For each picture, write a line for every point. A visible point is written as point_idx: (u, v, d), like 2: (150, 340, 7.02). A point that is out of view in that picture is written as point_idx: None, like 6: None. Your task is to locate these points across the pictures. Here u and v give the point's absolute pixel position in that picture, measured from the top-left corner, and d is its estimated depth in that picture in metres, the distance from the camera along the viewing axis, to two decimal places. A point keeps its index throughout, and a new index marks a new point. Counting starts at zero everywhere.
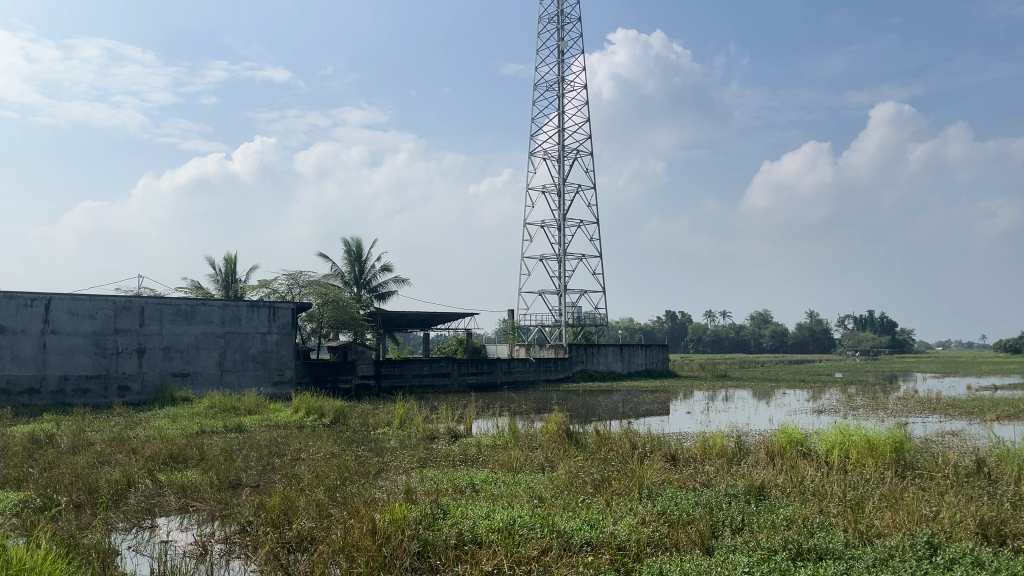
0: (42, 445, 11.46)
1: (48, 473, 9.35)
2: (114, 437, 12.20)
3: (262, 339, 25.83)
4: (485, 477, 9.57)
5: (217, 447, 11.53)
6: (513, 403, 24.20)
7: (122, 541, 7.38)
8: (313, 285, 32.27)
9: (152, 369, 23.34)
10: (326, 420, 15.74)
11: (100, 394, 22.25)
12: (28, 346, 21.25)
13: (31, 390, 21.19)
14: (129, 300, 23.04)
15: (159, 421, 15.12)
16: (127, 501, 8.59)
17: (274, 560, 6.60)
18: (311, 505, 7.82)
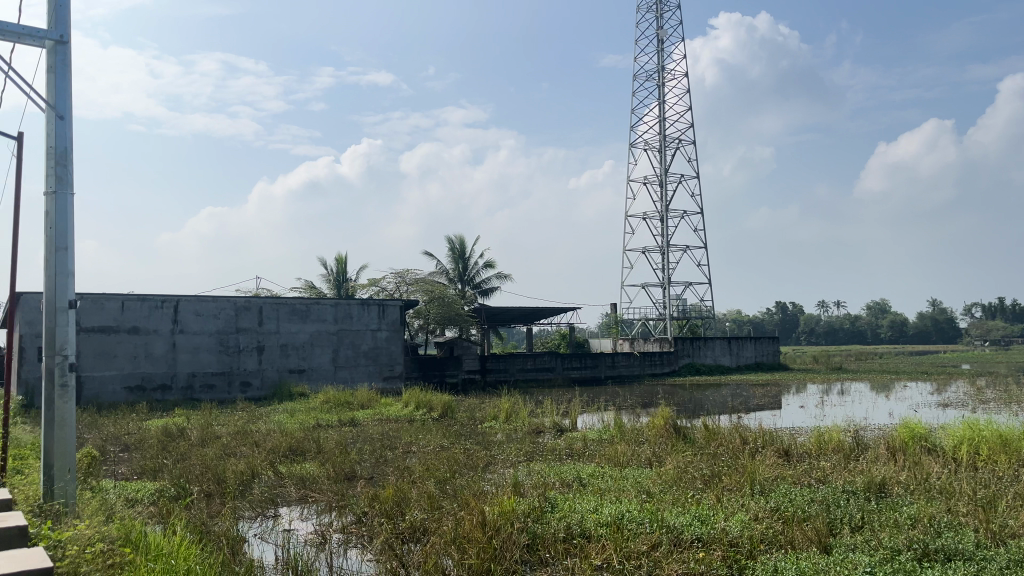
0: (174, 438, 12.22)
1: (180, 464, 9.98)
2: (238, 430, 12.86)
3: (373, 335, 26.70)
4: (592, 471, 9.55)
5: (333, 440, 12.00)
6: (619, 397, 23.99)
7: (249, 529, 7.79)
8: (419, 283, 33.10)
9: (271, 366, 24.51)
10: (435, 413, 16.15)
11: (225, 390, 23.58)
12: (160, 344, 22.65)
13: (163, 386, 22.59)
14: (249, 300, 24.24)
15: (280, 415, 15.87)
16: (252, 491, 9.06)
17: (390, 550, 6.81)
18: (423, 497, 8.04)
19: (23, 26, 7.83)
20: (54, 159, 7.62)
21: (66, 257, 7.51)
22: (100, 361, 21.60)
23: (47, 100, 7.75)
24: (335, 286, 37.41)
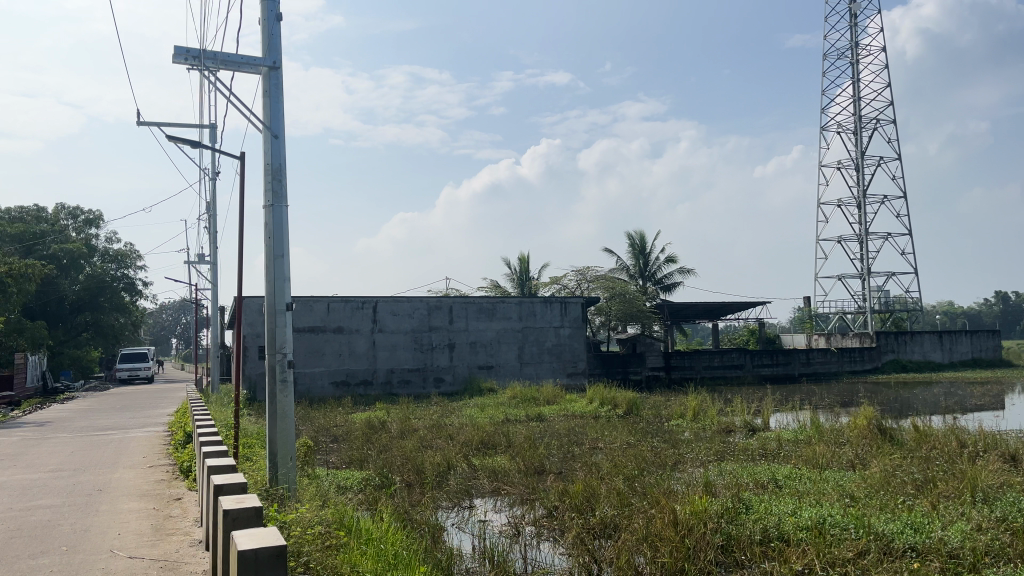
0: (377, 430, 13.06)
1: (383, 455, 10.65)
2: (433, 424, 13.52)
3: (557, 332, 27.08)
4: (788, 473, 9.15)
5: (521, 434, 12.30)
6: (815, 396, 22.72)
7: (447, 518, 8.17)
8: (600, 280, 33.22)
9: (461, 363, 25.54)
10: (620, 410, 16.11)
11: (420, 385, 24.87)
12: (362, 343, 24.27)
13: (366, 381, 24.20)
14: (440, 300, 25.38)
15: (471, 410, 16.50)
16: (448, 482, 9.49)
17: (581, 545, 6.88)
18: (612, 493, 8.07)
19: (242, 56, 8.71)
20: (271, 175, 8.37)
21: (281, 263, 8.23)
22: (310, 358, 23.50)
23: (263, 122, 8.57)
24: (519, 285, 38.29)
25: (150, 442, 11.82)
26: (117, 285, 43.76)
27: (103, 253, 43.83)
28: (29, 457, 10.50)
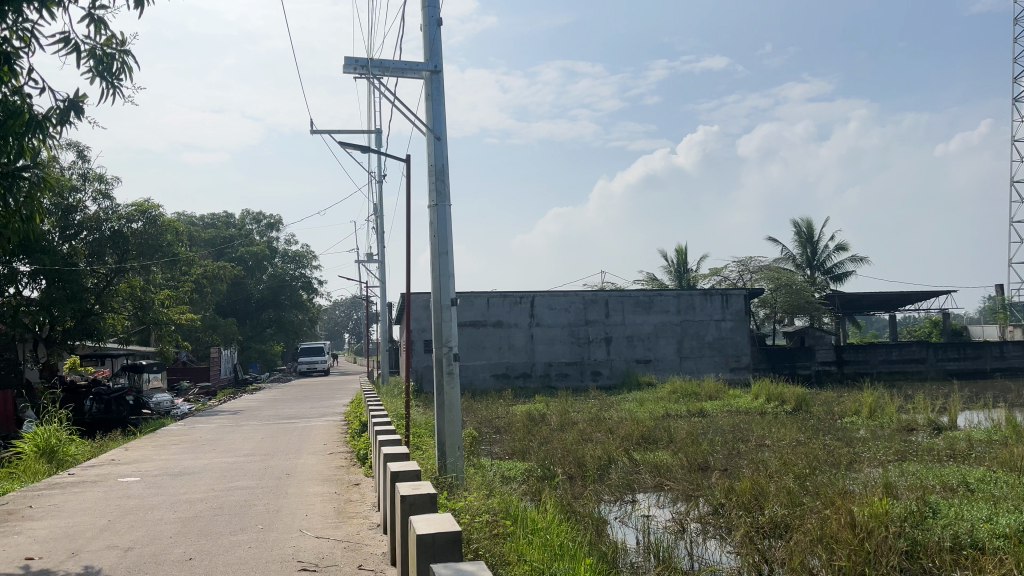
0: (537, 422, 13.26)
1: (544, 447, 10.80)
2: (593, 417, 13.53)
3: (718, 325, 26.32)
4: (982, 476, 8.42)
5: (684, 430, 12.07)
6: (1009, 394, 20.72)
7: (610, 511, 8.15)
8: (763, 271, 32.16)
9: (619, 357, 25.41)
10: (788, 407, 15.43)
11: (578, 378, 25.01)
12: (520, 336, 24.72)
13: (525, 374, 24.65)
14: (596, 294, 25.36)
15: (630, 404, 16.38)
16: (610, 475, 9.47)
17: (751, 544, 6.65)
18: (782, 492, 7.78)
19: (405, 62, 9.08)
20: (435, 176, 8.69)
21: (445, 260, 8.53)
22: (472, 352, 24.24)
23: (427, 125, 8.90)
24: (677, 277, 37.56)
25: (329, 430, 12.64)
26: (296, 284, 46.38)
27: (284, 254, 46.91)
28: (226, 442, 11.52)
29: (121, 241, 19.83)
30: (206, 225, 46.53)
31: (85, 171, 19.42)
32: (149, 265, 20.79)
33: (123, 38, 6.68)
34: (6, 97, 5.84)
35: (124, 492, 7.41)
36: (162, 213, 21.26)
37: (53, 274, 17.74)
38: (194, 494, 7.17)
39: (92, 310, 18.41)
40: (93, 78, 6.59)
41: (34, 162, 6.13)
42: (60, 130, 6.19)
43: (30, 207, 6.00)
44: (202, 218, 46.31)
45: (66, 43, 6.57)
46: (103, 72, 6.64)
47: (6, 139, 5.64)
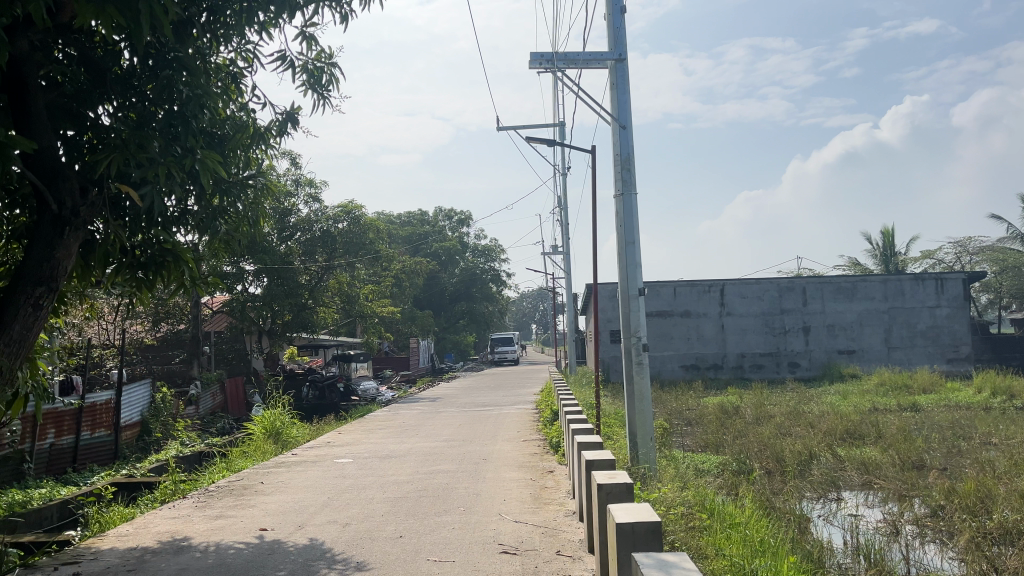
0: (731, 415, 12.88)
1: (739, 441, 10.48)
2: (791, 411, 12.93)
3: (931, 313, 24.20)
4: None
5: (894, 425, 11.23)
6: None
7: (813, 509, 7.75)
8: (985, 252, 29.17)
9: (818, 347, 24.08)
10: (1019, 402, 13.90)
11: (774, 370, 24.00)
12: (710, 326, 24.10)
13: (716, 365, 24.02)
14: (792, 281, 24.17)
15: (832, 397, 15.46)
16: (813, 471, 9.01)
17: (978, 551, 6.07)
18: (1014, 497, 7.05)
19: (590, 53, 9.13)
20: (621, 165, 8.68)
21: (633, 250, 8.50)
22: (660, 343, 23.98)
23: (612, 115, 8.90)
24: (882, 262, 34.94)
25: (522, 418, 13.00)
26: (486, 277, 47.73)
27: (473, 249, 48.68)
28: (428, 427, 12.18)
29: (330, 240, 21.47)
30: (403, 224, 49.37)
31: (297, 177, 21.18)
32: (355, 261, 22.36)
33: (330, 52, 7.21)
34: (235, 113, 6.49)
35: (340, 472, 8.05)
36: (365, 214, 22.76)
37: (272, 271, 19.53)
38: (402, 476, 7.64)
39: (307, 304, 20.11)
40: (307, 91, 7.17)
41: (258, 171, 6.76)
42: (280, 141, 6.80)
43: (257, 212, 6.65)
44: (399, 216, 49.16)
45: (283, 62, 7.19)
46: (314, 85, 7.20)
47: (237, 152, 6.28)
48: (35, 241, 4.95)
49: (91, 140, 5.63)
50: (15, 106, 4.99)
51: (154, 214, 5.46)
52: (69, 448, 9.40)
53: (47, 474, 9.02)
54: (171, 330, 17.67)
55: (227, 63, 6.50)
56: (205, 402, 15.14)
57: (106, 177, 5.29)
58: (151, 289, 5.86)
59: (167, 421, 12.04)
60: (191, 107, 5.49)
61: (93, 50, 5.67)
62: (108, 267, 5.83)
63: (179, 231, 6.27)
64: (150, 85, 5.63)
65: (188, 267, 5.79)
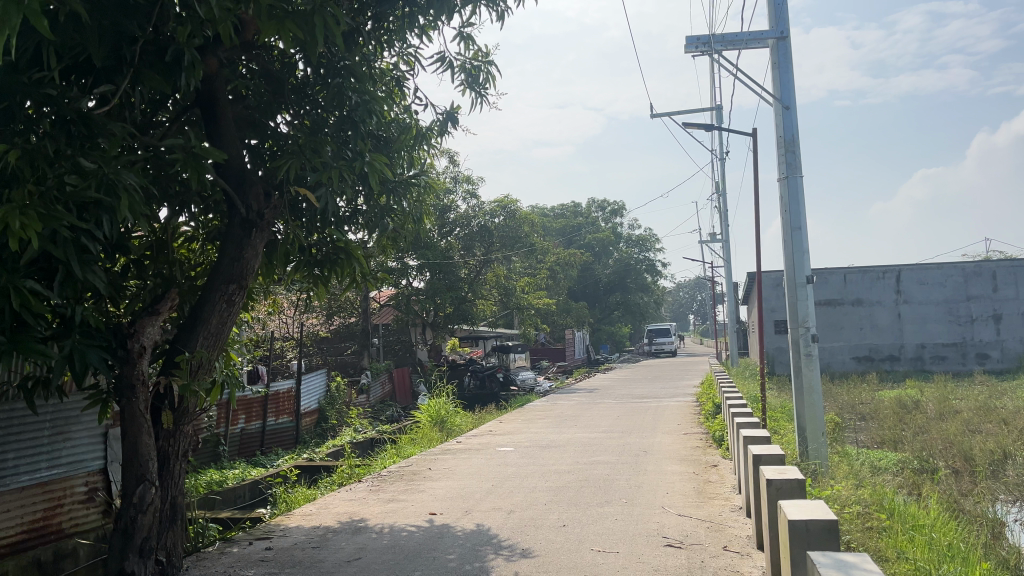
0: (911, 410, 12.02)
1: (921, 437, 9.77)
2: (981, 406, 11.88)
3: None
4: None
5: None
6: None
7: (1009, 513, 7.10)
8: None
9: (1012, 337, 22.14)
10: None
11: (959, 361, 22.23)
12: (885, 315, 22.60)
13: (892, 357, 22.51)
14: (979, 265, 22.31)
15: None
16: (1008, 472, 8.24)
17: None
18: None
19: (750, 32, 8.80)
20: (784, 147, 8.33)
21: (799, 236, 8.13)
22: (829, 333, 22.76)
23: (774, 95, 8.55)
24: None
25: (683, 410, 12.77)
26: (642, 267, 47.19)
27: (627, 239, 48.33)
28: (587, 418, 12.23)
29: (487, 234, 21.98)
30: (557, 216, 49.76)
31: (456, 174, 21.82)
32: (511, 255, 22.77)
33: (487, 50, 7.38)
34: (399, 115, 6.80)
35: (502, 460, 8.24)
36: (520, 207, 23.12)
37: (434, 266, 20.25)
38: (562, 466, 7.72)
39: (467, 297, 20.72)
40: (464, 90, 7.38)
41: (421, 169, 7.04)
42: (441, 140, 7.05)
43: (421, 209, 6.94)
44: (553, 208, 49.62)
45: (442, 63, 7.43)
46: (473, 84, 7.40)
47: (401, 152, 6.58)
48: (227, 241, 5.39)
49: (272, 147, 6.09)
50: (207, 120, 5.44)
51: (328, 213, 5.81)
52: (257, 433, 10.21)
53: (239, 456, 9.83)
54: (343, 323, 18.77)
55: (391, 67, 6.79)
56: (375, 391, 15.98)
57: (286, 182, 5.68)
58: (326, 285, 6.29)
59: (342, 409, 12.81)
60: (360, 112, 5.84)
61: (272, 64, 6.10)
62: (289, 264, 6.28)
63: (351, 230, 6.65)
64: (321, 92, 5.99)
65: (360, 263, 6.16)
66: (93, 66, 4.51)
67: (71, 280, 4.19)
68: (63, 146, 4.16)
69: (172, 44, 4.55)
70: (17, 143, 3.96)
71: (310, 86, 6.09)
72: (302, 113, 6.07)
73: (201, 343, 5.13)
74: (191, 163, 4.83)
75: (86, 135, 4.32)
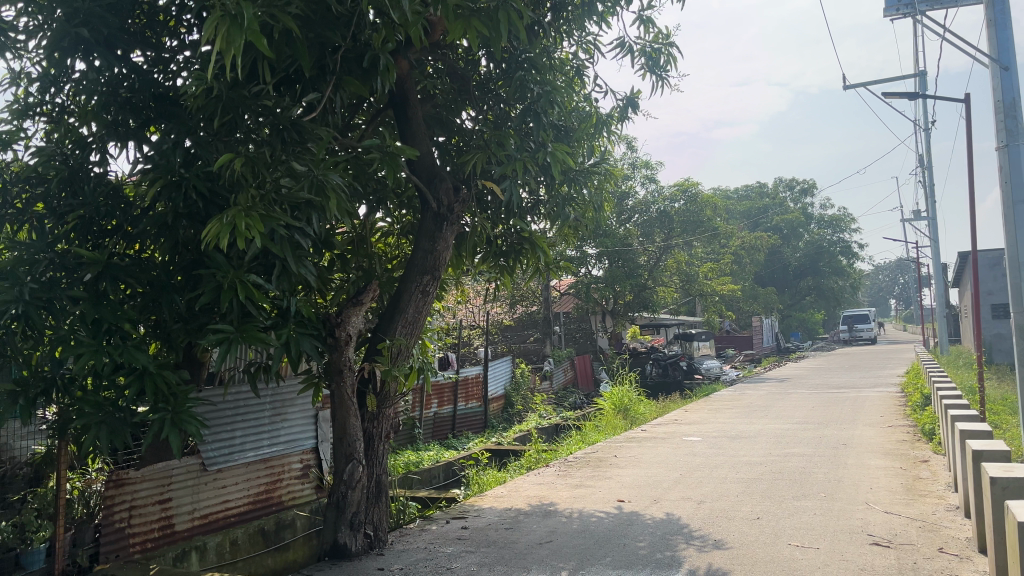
0: None
1: None
2: None
3: None
4: None
5: None
6: None
7: None
8: None
9: None
10: None
11: None
12: None
13: None
14: None
15: None
16: None
17: None
18: None
19: None
20: (1003, 113, 7.56)
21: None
22: None
23: (990, 55, 7.74)
24: None
25: (886, 401, 11.92)
26: (835, 250, 44.20)
27: (819, 221, 45.59)
28: (779, 408, 11.74)
29: (668, 219, 21.65)
30: (741, 198, 48.02)
31: (634, 160, 21.65)
32: (693, 240, 22.26)
33: (668, 31, 7.23)
34: (579, 105, 6.86)
35: (690, 449, 8.11)
36: (702, 191, 22.54)
37: (613, 254, 20.23)
38: (754, 457, 7.47)
39: (647, 284, 20.51)
40: (646, 74, 7.29)
41: (603, 158, 7.06)
42: (621, 125, 7.00)
43: (602, 196, 6.93)
44: (737, 190, 47.94)
45: (621, 49, 7.36)
46: (653, 68, 7.29)
47: (581, 141, 6.61)
48: (421, 234, 5.67)
49: (459, 143, 6.34)
50: (401, 120, 5.74)
51: (513, 206, 5.95)
52: (449, 417, 10.69)
53: (433, 438, 10.35)
54: (526, 312, 19.19)
55: (570, 57, 6.84)
56: (558, 377, 16.23)
57: (472, 176, 5.88)
58: (511, 274, 6.51)
59: (526, 395, 13.13)
60: (541, 103, 5.89)
61: (457, 62, 6.32)
62: (477, 255, 6.54)
63: (533, 221, 6.77)
64: (503, 86, 6.15)
65: (544, 252, 6.31)
66: (301, 76, 4.89)
67: (287, 274, 4.58)
68: (277, 152, 4.55)
69: (368, 50, 4.85)
70: (240, 151, 4.35)
71: (492, 81, 6.27)
72: (486, 109, 6.27)
73: (399, 331, 5.45)
74: (387, 161, 5.11)
75: (298, 141, 4.69)
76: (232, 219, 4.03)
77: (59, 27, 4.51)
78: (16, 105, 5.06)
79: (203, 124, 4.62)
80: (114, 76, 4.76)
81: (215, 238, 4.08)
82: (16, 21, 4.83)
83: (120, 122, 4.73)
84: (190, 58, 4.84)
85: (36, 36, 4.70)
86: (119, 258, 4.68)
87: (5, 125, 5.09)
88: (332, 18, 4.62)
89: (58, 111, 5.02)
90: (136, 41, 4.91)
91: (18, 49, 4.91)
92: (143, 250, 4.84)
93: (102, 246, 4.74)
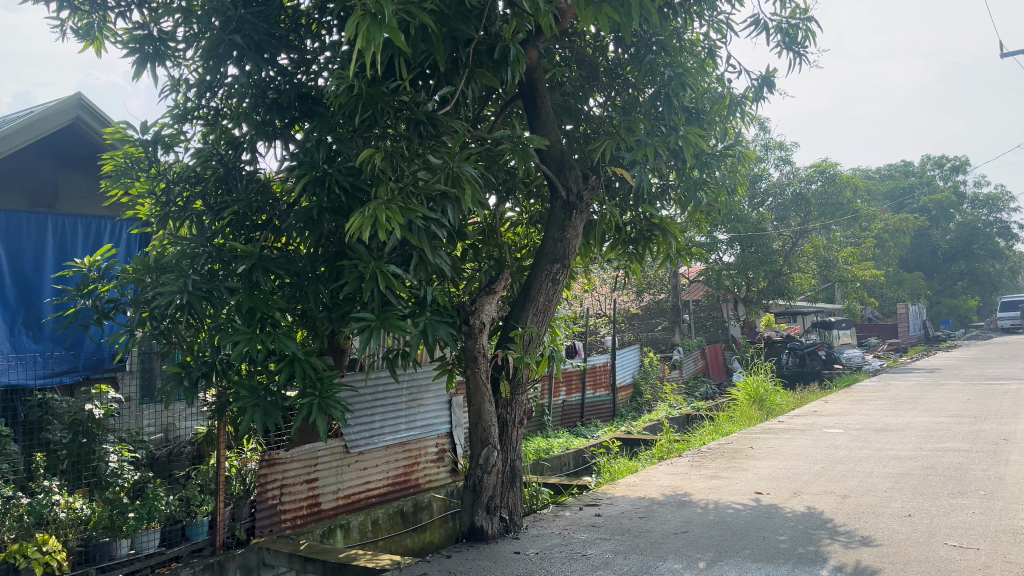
0: None
1: None
2: None
3: None
4: None
5: None
6: None
7: None
8: None
9: None
10: None
11: None
12: None
13: None
14: None
15: None
16: None
17: None
18: None
19: None
20: None
21: None
22: None
23: None
24: None
25: None
26: (991, 231, 40.84)
27: (973, 199, 42.31)
28: (930, 400, 11.04)
29: (804, 202, 20.79)
30: (883, 178, 45.46)
31: (767, 141, 20.90)
32: (831, 224, 21.25)
33: (805, 6, 6.92)
34: (712, 86, 6.68)
35: (832, 442, 7.77)
36: (840, 171, 21.44)
37: (746, 239, 19.50)
38: (902, 451, 7.06)
39: (782, 270, 19.75)
40: (782, 52, 7.01)
41: (736, 140, 6.85)
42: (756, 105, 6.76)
43: (735, 180, 6.71)
44: (879, 170, 45.43)
45: (756, 26, 7.11)
46: (790, 45, 6.99)
47: (714, 124, 6.45)
48: (551, 223, 5.70)
49: (586, 130, 6.34)
50: (529, 109, 5.78)
51: (643, 192, 5.87)
52: (578, 405, 10.73)
53: (562, 426, 10.43)
54: (653, 300, 18.97)
55: (702, 38, 6.67)
56: (689, 366, 15.96)
57: (601, 164, 5.84)
58: (640, 260, 6.48)
59: (655, 384, 12.96)
60: (673, 85, 5.73)
61: (584, 49, 6.32)
62: (605, 243, 6.53)
63: (664, 206, 6.68)
64: (632, 71, 6.10)
65: (675, 239, 6.20)
66: (435, 70, 5.00)
67: (424, 264, 4.73)
68: (414, 146, 4.72)
69: (499, 42, 4.91)
70: (379, 146, 4.50)
71: (621, 66, 6.22)
72: (614, 95, 6.26)
73: (531, 318, 5.50)
74: (518, 152, 5.17)
75: (434, 133, 4.80)
76: (374, 212, 4.17)
77: (215, 35, 4.83)
78: (176, 110, 5.45)
79: (343, 122, 4.83)
80: (262, 79, 5.04)
81: (358, 230, 4.24)
82: (175, 31, 5.20)
83: (268, 122, 5.02)
84: (331, 58, 5.06)
85: (192, 44, 5.05)
86: (269, 251, 4.96)
87: (168, 129, 5.49)
88: (465, 11, 4.71)
89: (213, 114, 5.37)
90: (282, 45, 5.18)
91: (176, 57, 5.28)
92: (290, 243, 5.12)
93: (253, 240, 5.03)
